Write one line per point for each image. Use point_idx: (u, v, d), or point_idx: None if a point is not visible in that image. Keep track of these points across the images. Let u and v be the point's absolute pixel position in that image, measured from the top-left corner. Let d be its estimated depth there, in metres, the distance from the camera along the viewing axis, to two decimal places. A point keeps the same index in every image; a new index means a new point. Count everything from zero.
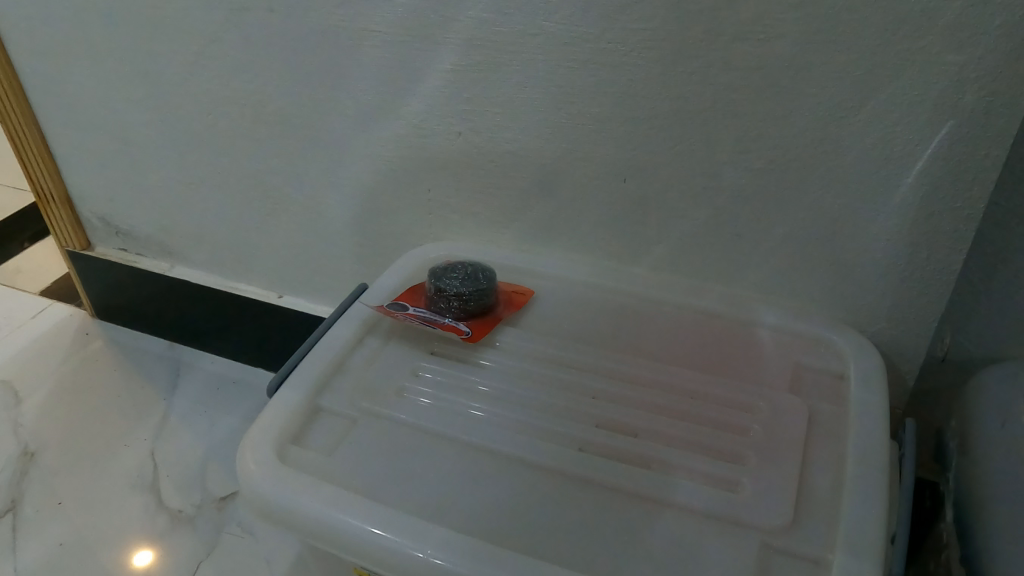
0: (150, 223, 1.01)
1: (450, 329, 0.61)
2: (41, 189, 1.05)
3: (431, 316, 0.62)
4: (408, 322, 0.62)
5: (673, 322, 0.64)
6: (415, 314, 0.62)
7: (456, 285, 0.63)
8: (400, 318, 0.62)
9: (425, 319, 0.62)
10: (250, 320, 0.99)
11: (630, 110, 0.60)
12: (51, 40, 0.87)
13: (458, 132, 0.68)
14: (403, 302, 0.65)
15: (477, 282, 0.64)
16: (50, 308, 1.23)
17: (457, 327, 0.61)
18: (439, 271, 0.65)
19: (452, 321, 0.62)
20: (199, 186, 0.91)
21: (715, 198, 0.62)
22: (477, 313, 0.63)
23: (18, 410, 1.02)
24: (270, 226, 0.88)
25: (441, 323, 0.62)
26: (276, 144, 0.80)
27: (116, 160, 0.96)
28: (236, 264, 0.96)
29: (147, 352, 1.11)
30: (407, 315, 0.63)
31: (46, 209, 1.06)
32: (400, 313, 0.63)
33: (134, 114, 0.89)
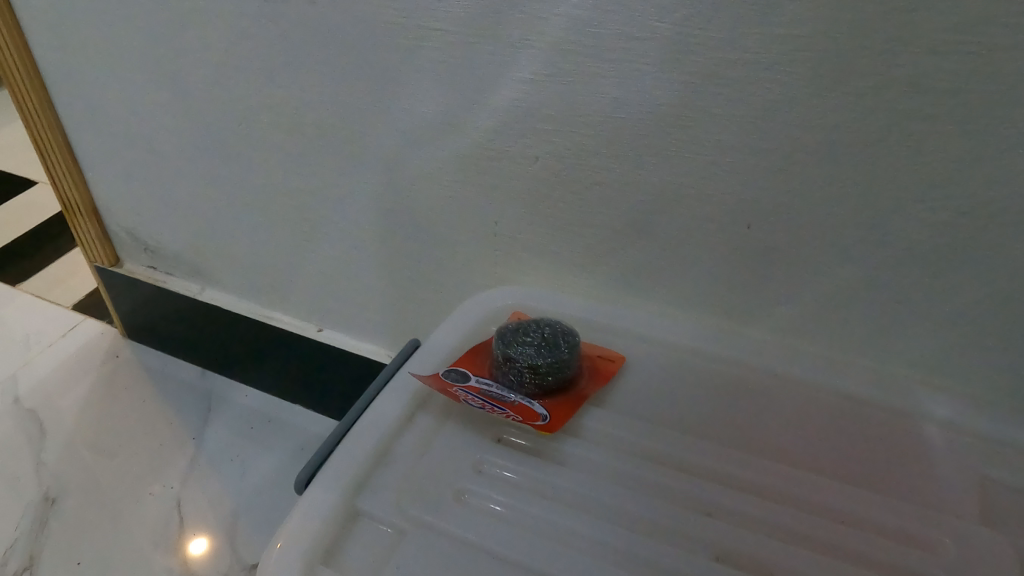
0: (180, 241, 0.90)
1: (518, 415, 0.48)
2: (67, 199, 0.95)
3: (495, 394, 0.49)
4: (467, 400, 0.48)
5: (808, 408, 0.50)
6: (474, 392, 0.49)
7: (528, 355, 0.50)
8: (455, 397, 0.49)
9: (488, 400, 0.48)
10: (287, 352, 0.88)
11: (764, 135, 0.46)
12: (71, 37, 0.77)
13: (536, 155, 0.55)
14: (459, 370, 0.51)
15: (557, 347, 0.50)
16: (80, 324, 1.14)
17: (529, 412, 0.48)
18: (505, 332, 0.52)
19: (523, 401, 0.49)
20: (233, 205, 0.79)
21: (871, 250, 0.48)
22: (555, 390, 0.50)
23: (41, 446, 0.93)
24: (311, 253, 0.76)
25: (508, 405, 0.48)
26: (317, 163, 0.68)
27: (144, 173, 0.85)
28: (273, 292, 0.84)
29: (179, 381, 1.01)
30: (464, 392, 0.49)
31: (73, 221, 0.97)
32: (455, 388, 0.49)
33: (162, 122, 0.78)
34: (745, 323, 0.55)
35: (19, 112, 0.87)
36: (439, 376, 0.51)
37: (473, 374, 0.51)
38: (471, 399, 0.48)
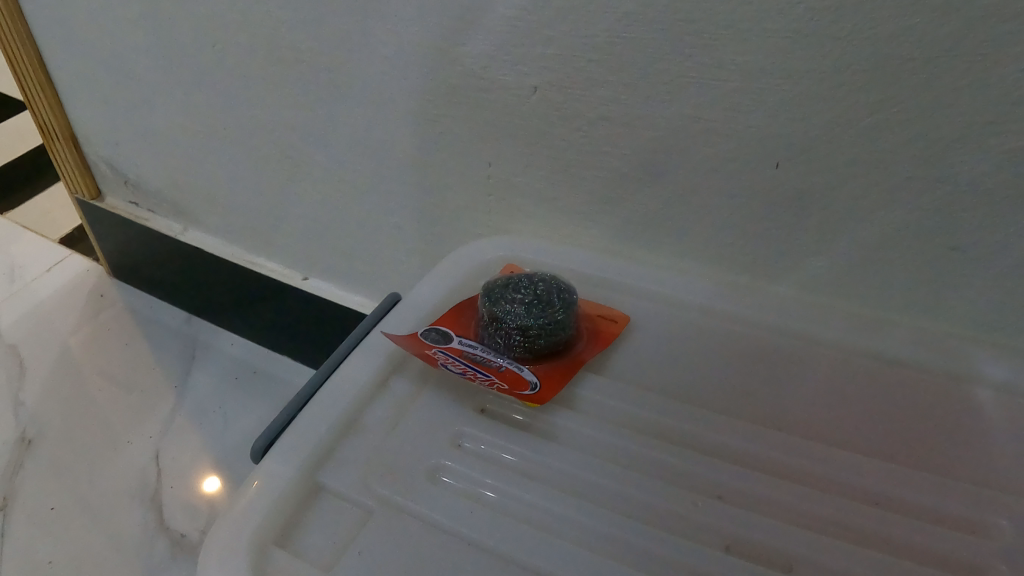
0: (161, 176, 0.84)
1: (504, 385, 0.42)
2: (44, 122, 0.88)
3: (480, 360, 0.43)
4: (446, 367, 0.43)
5: (838, 379, 0.44)
6: (455, 357, 0.43)
7: (517, 316, 0.43)
8: (433, 362, 0.43)
9: (470, 366, 0.42)
10: (272, 300, 0.82)
11: (807, 54, 0.39)
12: None
13: (533, 85, 0.47)
14: (440, 331, 0.45)
15: (552, 306, 0.44)
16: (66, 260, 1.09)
17: (517, 381, 0.42)
18: (492, 288, 0.46)
19: (510, 368, 0.43)
20: (211, 138, 0.73)
21: (926, 191, 0.41)
22: (548, 355, 0.44)
23: (20, 385, 0.89)
24: (291, 193, 0.70)
25: (493, 373, 0.42)
26: (295, 91, 0.61)
27: (118, 102, 0.79)
28: (256, 236, 0.78)
29: (163, 326, 0.96)
30: (444, 357, 0.43)
31: (53, 150, 0.91)
32: (433, 352, 0.43)
33: (133, 43, 0.71)
34: (767, 282, 0.48)
35: None
36: (416, 338, 0.45)
37: (455, 336, 0.45)
38: (451, 365, 0.42)
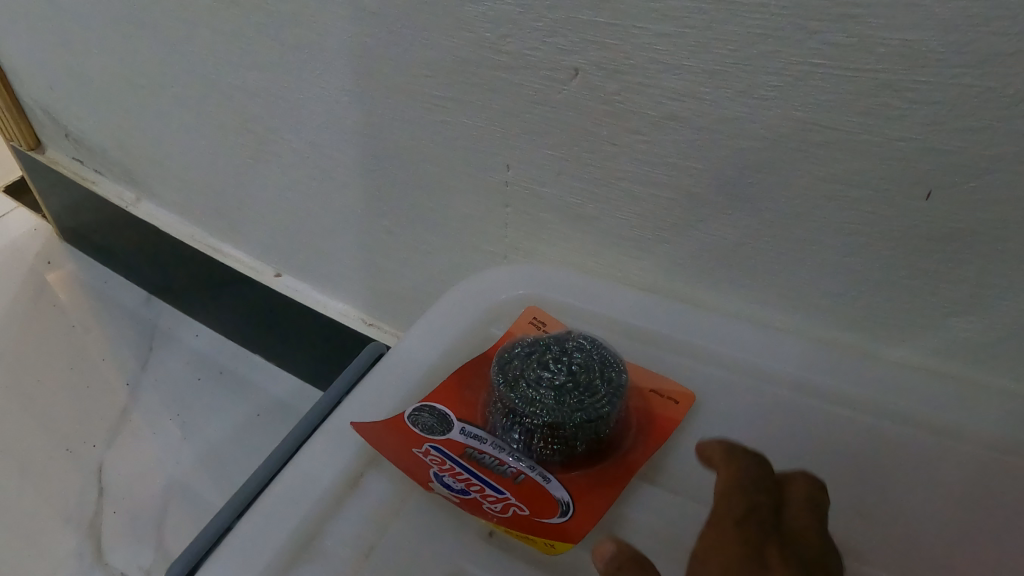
0: (105, 133, 0.66)
1: (524, 510, 0.30)
2: None
3: (489, 468, 0.31)
4: (440, 480, 0.31)
5: (1000, 493, 0.31)
6: (455, 463, 0.31)
7: (542, 411, 0.31)
8: (422, 472, 0.31)
9: (475, 480, 0.30)
10: (239, 292, 0.69)
11: (1012, 31, 0.24)
12: None
13: (573, 67, 0.33)
14: (434, 411, 0.33)
15: (592, 396, 0.31)
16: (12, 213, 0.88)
17: (543, 503, 0.30)
18: (509, 360, 0.33)
19: (533, 478, 0.31)
20: (152, 96, 0.57)
21: None
22: (586, 457, 0.31)
23: None
24: (256, 173, 0.56)
25: (507, 490, 0.30)
26: (255, 49, 0.46)
27: (39, 40, 0.61)
28: (217, 217, 0.64)
29: (115, 303, 0.81)
30: (438, 462, 0.31)
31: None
32: (424, 454, 0.32)
33: None
34: (885, 352, 0.35)
35: None
36: (400, 426, 0.32)
37: (455, 420, 0.32)
38: (446, 478, 0.31)
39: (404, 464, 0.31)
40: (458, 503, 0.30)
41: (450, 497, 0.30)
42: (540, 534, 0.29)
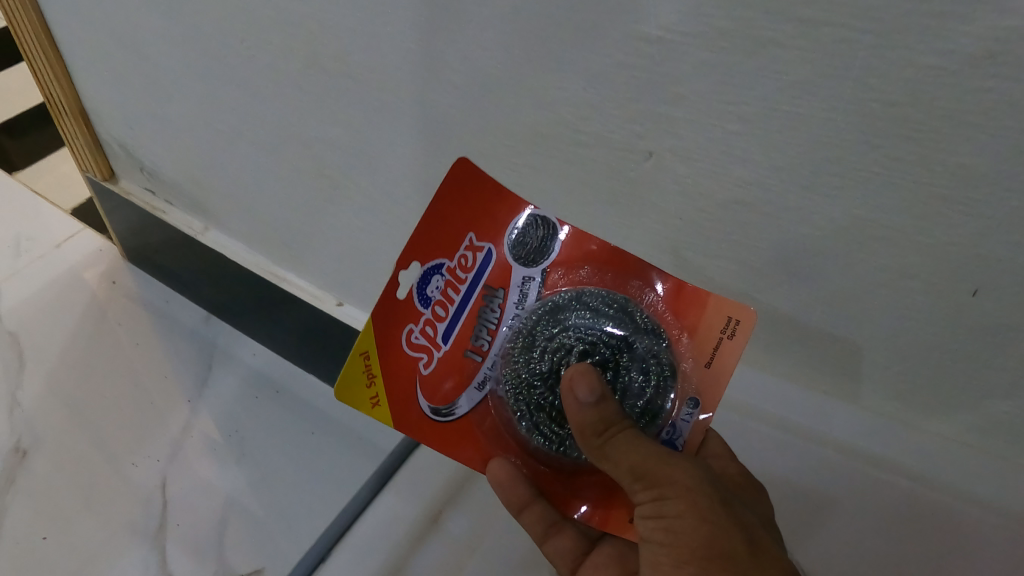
0: (179, 168, 0.70)
1: (422, 369, 0.42)
2: (50, 94, 0.74)
3: (468, 315, 0.42)
4: (448, 288, 0.41)
5: None
6: (466, 283, 0.41)
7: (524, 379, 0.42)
8: (434, 257, 0.41)
9: (442, 317, 0.41)
10: (299, 319, 0.73)
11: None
12: None
13: (646, 151, 0.37)
14: (546, 237, 0.41)
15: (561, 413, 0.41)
16: (78, 233, 0.92)
17: (430, 382, 0.42)
18: (578, 307, 0.41)
19: (461, 364, 0.42)
20: (230, 140, 0.61)
21: None
22: (482, 415, 0.43)
23: (18, 378, 0.78)
24: (327, 213, 0.60)
25: (442, 347, 0.42)
26: (337, 110, 0.50)
27: (123, 81, 0.65)
28: (285, 249, 0.68)
29: (173, 319, 0.84)
30: (459, 268, 0.41)
31: (60, 125, 0.76)
32: (452, 260, 0.41)
33: (138, 22, 0.58)
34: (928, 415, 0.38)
35: None
36: (476, 210, 0.40)
37: (529, 263, 0.41)
38: (450, 288, 0.41)
39: (433, 251, 0.41)
40: (410, 302, 0.41)
41: (410, 292, 0.41)
42: (396, 398, 0.42)
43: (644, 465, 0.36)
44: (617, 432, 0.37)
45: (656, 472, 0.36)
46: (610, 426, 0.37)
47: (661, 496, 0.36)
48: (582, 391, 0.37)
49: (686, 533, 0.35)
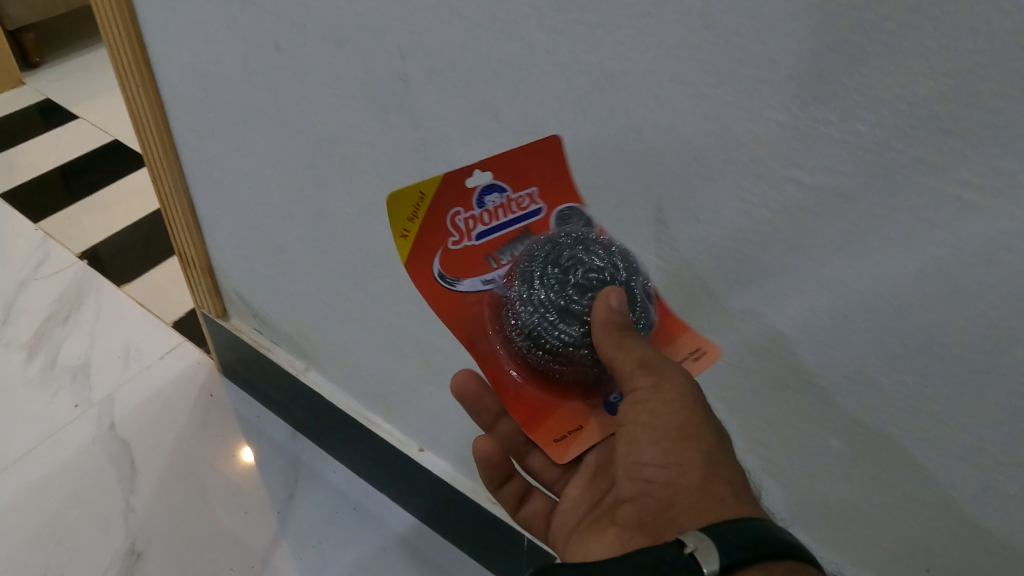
0: (293, 323, 0.84)
1: (449, 244, 0.45)
2: (183, 251, 0.90)
3: (507, 237, 0.46)
4: (486, 201, 0.44)
5: None
6: (514, 217, 0.45)
7: (527, 282, 0.46)
8: (501, 171, 0.44)
9: (485, 222, 0.45)
10: (381, 455, 0.86)
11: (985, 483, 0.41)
12: (206, 130, 0.72)
13: None
14: (562, 215, 0.46)
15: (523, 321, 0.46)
16: (180, 347, 1.06)
17: (451, 257, 0.45)
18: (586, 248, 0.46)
19: (476, 257, 0.46)
20: (349, 320, 0.76)
21: None
22: (474, 301, 0.47)
23: (132, 484, 0.90)
24: (426, 386, 0.74)
25: (472, 240, 0.45)
26: (452, 328, 0.65)
27: (259, 257, 0.80)
28: (379, 401, 0.82)
29: (264, 435, 0.97)
30: (517, 203, 0.45)
31: (187, 273, 0.91)
32: (509, 194, 0.45)
33: (286, 230, 0.73)
34: None
35: (147, 162, 0.82)
36: (533, 157, 0.44)
37: (553, 225, 0.46)
38: (485, 202, 0.44)
39: (512, 173, 0.44)
40: (470, 194, 0.44)
41: (475, 189, 0.44)
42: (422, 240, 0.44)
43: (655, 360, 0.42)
44: (628, 336, 0.42)
45: (653, 365, 0.42)
46: (629, 330, 0.43)
47: (657, 385, 0.41)
48: (613, 300, 0.43)
49: (672, 416, 0.41)
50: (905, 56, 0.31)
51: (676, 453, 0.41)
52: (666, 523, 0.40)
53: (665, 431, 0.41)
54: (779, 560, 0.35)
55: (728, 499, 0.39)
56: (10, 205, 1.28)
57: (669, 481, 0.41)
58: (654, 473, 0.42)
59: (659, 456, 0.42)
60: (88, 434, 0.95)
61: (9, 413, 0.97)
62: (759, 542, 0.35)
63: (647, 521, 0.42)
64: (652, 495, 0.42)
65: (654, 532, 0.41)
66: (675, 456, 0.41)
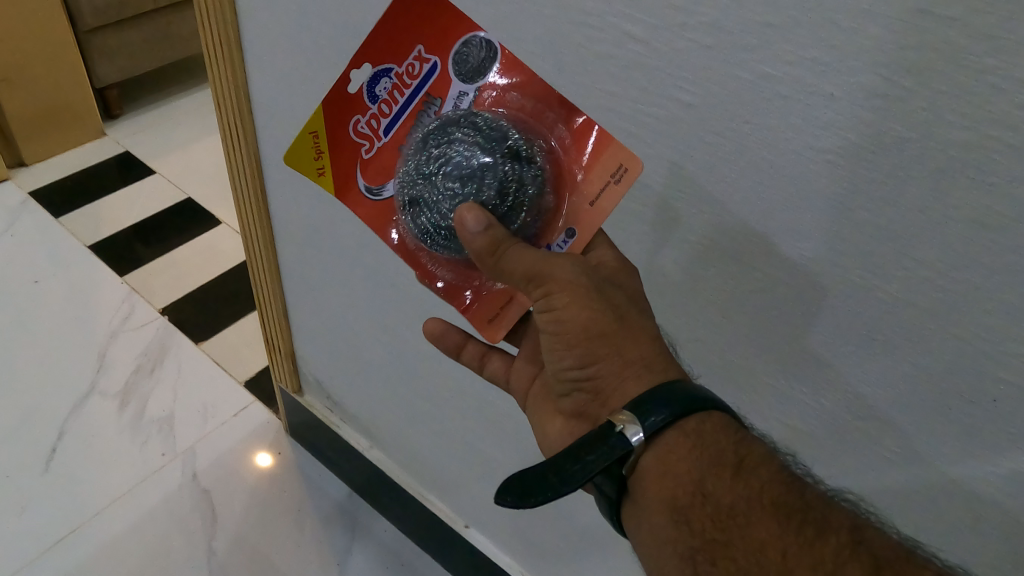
0: (365, 410, 1.01)
1: (364, 154, 0.55)
2: (270, 338, 1.06)
3: (411, 114, 0.52)
4: (381, 87, 0.53)
5: None
6: (411, 88, 0.52)
7: (416, 162, 0.52)
8: (382, 58, 0.52)
9: (385, 114, 0.53)
10: (430, 525, 1.01)
11: None
12: (312, 259, 0.88)
13: None
14: (481, 55, 0.50)
15: (426, 220, 0.53)
16: (252, 407, 1.22)
17: (367, 165, 0.55)
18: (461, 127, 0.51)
19: (389, 154, 0.54)
20: (418, 419, 0.93)
21: None
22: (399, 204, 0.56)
23: (213, 529, 1.05)
24: (479, 481, 0.90)
25: (382, 137, 0.54)
26: (509, 445, 0.82)
27: (343, 357, 0.97)
28: (436, 483, 0.98)
29: (326, 492, 1.13)
30: (408, 74, 0.52)
31: (271, 355, 1.08)
32: (399, 65, 0.52)
33: (373, 345, 0.90)
34: None
35: (252, 268, 0.98)
36: (419, 28, 0.51)
37: (468, 77, 0.51)
38: (382, 84, 0.52)
39: (376, 53, 0.52)
40: (360, 95, 0.53)
41: (361, 88, 0.53)
42: (335, 165, 0.55)
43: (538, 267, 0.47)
44: (506, 248, 0.47)
45: (542, 268, 0.47)
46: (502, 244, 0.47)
47: (547, 291, 0.47)
48: (471, 223, 0.47)
49: (572, 317, 0.47)
50: (847, 375, 0.47)
51: (590, 350, 0.47)
52: (600, 406, 0.50)
53: (571, 334, 0.47)
54: (686, 419, 0.45)
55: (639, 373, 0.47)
56: (98, 255, 1.45)
57: (591, 374, 0.48)
58: (576, 369, 0.49)
59: (579, 357, 0.48)
60: (174, 483, 1.11)
61: (105, 457, 1.13)
62: (667, 412, 0.44)
63: (590, 410, 0.51)
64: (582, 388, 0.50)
65: (594, 415, 0.51)
66: (588, 356, 0.48)
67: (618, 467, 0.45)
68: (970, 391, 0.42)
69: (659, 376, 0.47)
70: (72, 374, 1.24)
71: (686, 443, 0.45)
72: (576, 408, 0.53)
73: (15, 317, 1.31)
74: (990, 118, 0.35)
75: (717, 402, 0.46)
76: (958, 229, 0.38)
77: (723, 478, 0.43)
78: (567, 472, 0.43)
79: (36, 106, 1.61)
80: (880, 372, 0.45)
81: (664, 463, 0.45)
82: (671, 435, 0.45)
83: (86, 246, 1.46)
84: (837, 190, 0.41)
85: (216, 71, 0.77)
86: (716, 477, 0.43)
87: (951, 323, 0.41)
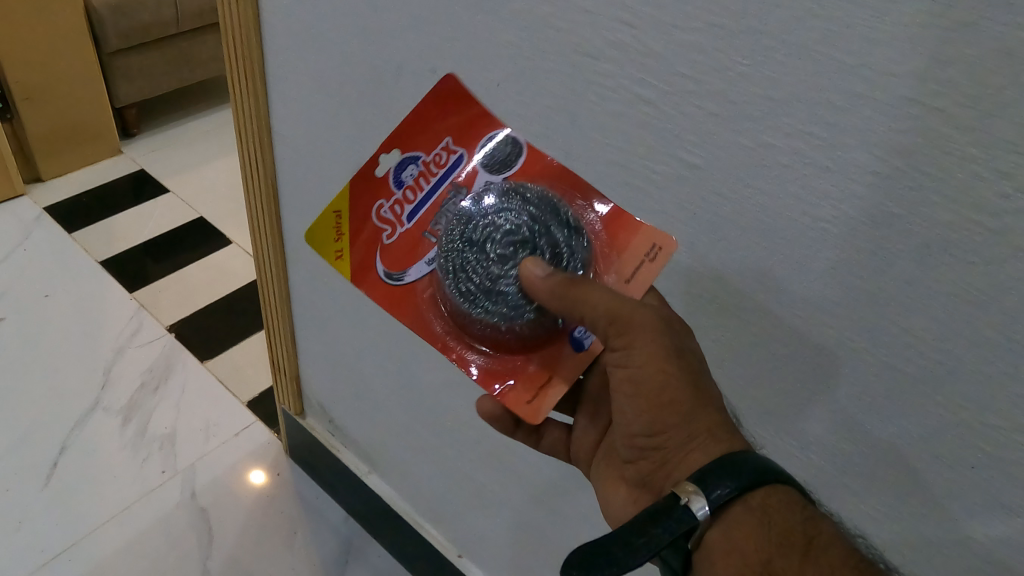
0: (366, 436, 1.03)
1: (385, 239, 0.56)
2: (276, 360, 1.08)
3: (433, 203, 0.55)
4: (407, 176, 0.55)
5: None
6: (437, 175, 0.55)
7: (457, 245, 0.54)
8: (409, 150, 0.55)
9: (411, 199, 0.55)
10: (425, 553, 1.03)
11: None
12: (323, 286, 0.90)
13: None
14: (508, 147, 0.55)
15: (467, 285, 0.53)
16: (253, 427, 1.24)
17: (388, 251, 0.56)
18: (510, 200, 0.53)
19: (417, 242, 0.56)
20: (418, 449, 0.94)
21: None
22: (427, 285, 0.56)
23: (209, 548, 1.06)
24: (475, 511, 0.92)
25: (405, 223, 0.55)
26: (506, 478, 0.83)
27: (347, 384, 0.99)
28: (432, 511, 0.99)
29: (323, 516, 1.14)
30: (435, 162, 0.55)
31: (276, 377, 1.09)
32: (427, 155, 0.55)
33: (377, 374, 0.92)
34: None
35: (262, 290, 1.00)
36: (448, 124, 0.55)
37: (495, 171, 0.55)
38: (410, 173, 0.55)
39: (406, 148, 0.55)
40: (386, 178, 0.56)
41: (388, 172, 0.56)
42: (355, 252, 0.57)
43: (615, 310, 0.47)
44: (587, 287, 0.48)
45: (623, 315, 0.48)
46: (576, 279, 0.49)
47: (629, 339, 0.48)
48: (539, 268, 0.50)
49: (647, 373, 0.48)
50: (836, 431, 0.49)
51: (659, 410, 0.49)
52: (667, 474, 0.51)
53: (645, 391, 0.49)
54: (752, 493, 0.46)
55: (705, 443, 0.48)
56: (108, 271, 1.47)
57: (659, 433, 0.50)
58: (649, 431, 0.50)
59: (648, 420, 0.50)
60: (172, 500, 1.12)
61: (106, 472, 1.14)
62: (732, 485, 0.45)
63: (651, 477, 0.53)
64: (648, 454, 0.52)
65: (659, 484, 0.53)
66: (657, 422, 0.50)
67: (684, 541, 0.46)
68: (952, 456, 0.44)
69: (722, 447, 0.47)
70: (77, 388, 1.26)
71: (752, 518, 0.45)
72: (640, 476, 0.55)
73: (24, 328, 1.34)
74: (975, 204, 0.37)
75: (784, 476, 0.47)
76: (942, 303, 0.40)
77: (792, 558, 0.43)
78: (635, 545, 0.44)
79: (56, 122, 1.64)
80: (868, 431, 0.47)
81: (730, 537, 0.45)
82: (739, 510, 0.46)
83: (96, 262, 1.49)
84: (831, 256, 0.43)
85: (240, 104, 0.80)
86: (783, 556, 0.44)
87: (936, 390, 0.43)
